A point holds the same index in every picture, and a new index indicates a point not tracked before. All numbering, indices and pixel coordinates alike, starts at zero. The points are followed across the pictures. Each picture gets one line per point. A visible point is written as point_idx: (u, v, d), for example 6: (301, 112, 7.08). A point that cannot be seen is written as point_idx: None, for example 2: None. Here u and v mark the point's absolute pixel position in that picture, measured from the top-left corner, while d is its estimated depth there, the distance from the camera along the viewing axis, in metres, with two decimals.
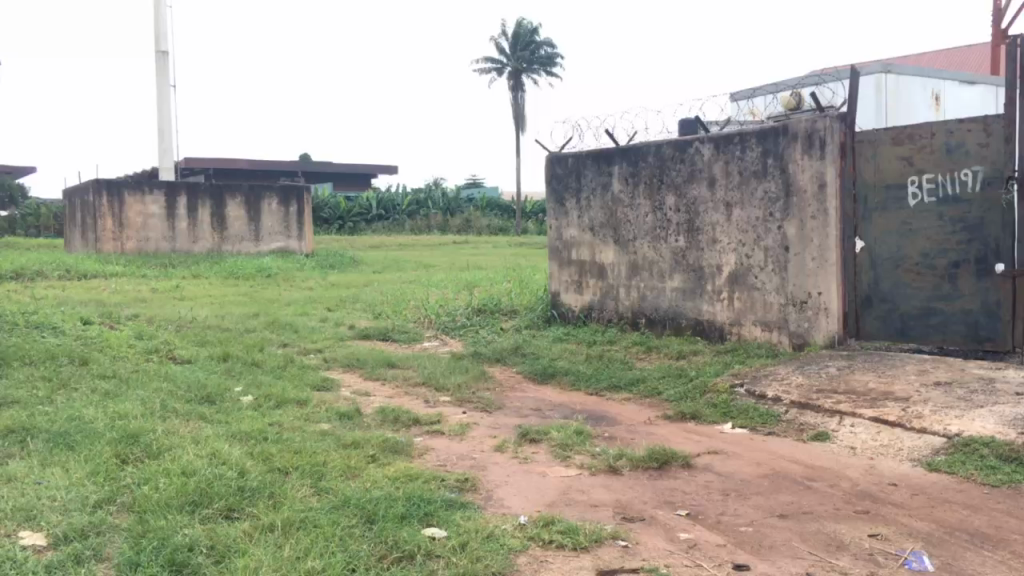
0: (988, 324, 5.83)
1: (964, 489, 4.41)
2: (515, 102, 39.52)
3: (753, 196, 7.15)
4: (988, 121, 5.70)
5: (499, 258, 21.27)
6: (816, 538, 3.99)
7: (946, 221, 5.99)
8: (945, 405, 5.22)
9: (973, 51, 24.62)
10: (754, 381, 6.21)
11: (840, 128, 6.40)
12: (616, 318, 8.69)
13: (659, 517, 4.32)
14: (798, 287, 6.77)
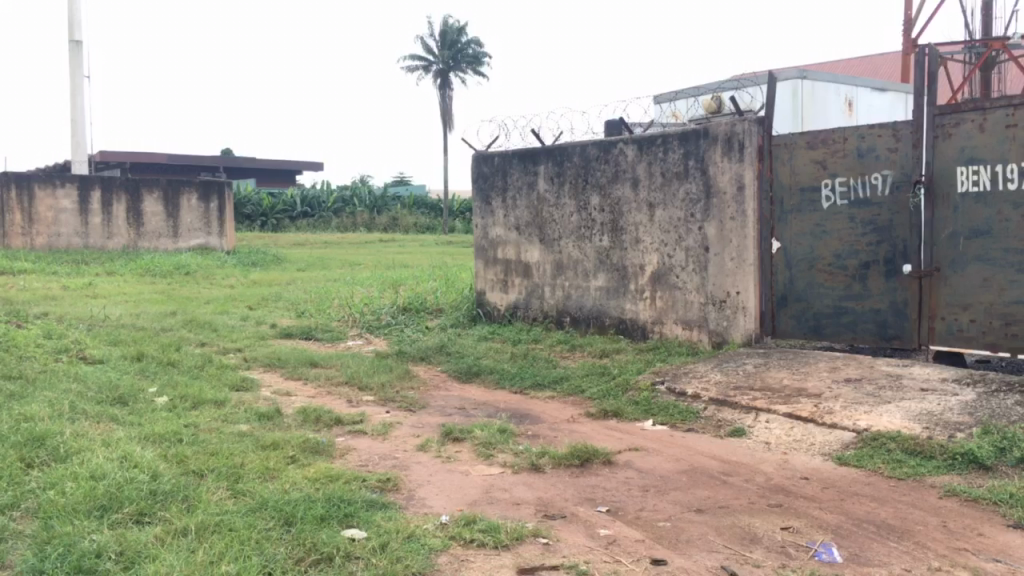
0: (895, 322, 6.01)
1: (871, 482, 4.57)
2: (443, 101, 39.40)
3: (675, 196, 7.28)
4: (897, 127, 5.91)
5: (424, 257, 21.14)
6: (732, 532, 4.08)
7: (857, 223, 6.18)
8: (855, 401, 5.40)
9: (886, 59, 25.46)
10: (674, 378, 6.32)
11: (758, 131, 6.60)
12: (541, 316, 8.73)
13: (580, 514, 4.36)
14: (718, 287, 6.93)
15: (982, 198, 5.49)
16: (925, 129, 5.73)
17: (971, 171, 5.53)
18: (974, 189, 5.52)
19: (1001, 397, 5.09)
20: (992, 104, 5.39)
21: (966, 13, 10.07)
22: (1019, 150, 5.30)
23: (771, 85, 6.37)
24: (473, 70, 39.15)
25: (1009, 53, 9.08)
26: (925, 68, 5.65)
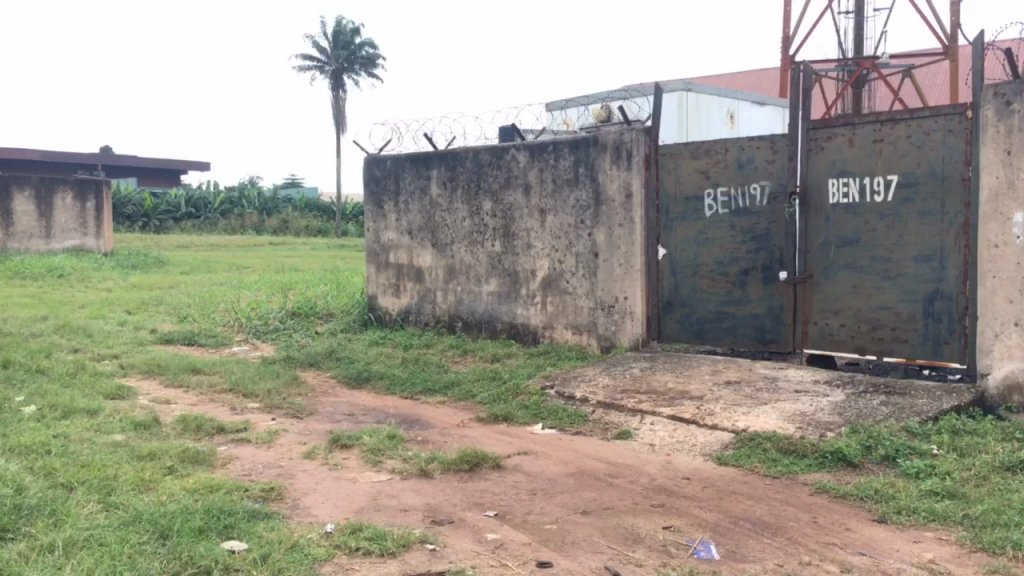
0: (772, 327, 6.26)
1: (748, 480, 4.75)
2: (337, 102, 38.84)
3: (565, 203, 7.40)
4: (775, 140, 6.17)
5: (314, 260, 20.76)
6: (615, 532, 4.16)
7: (737, 231, 6.41)
8: (734, 403, 5.60)
9: (766, 75, 26.59)
10: (564, 382, 6.41)
11: (645, 141, 6.81)
12: (433, 321, 8.71)
13: (468, 519, 4.37)
14: (607, 292, 7.10)
15: (851, 209, 5.79)
16: (800, 143, 6.01)
17: (842, 183, 5.83)
18: (844, 200, 5.82)
19: (868, 398, 5.38)
20: (861, 120, 5.69)
21: (839, 33, 10.61)
22: (884, 164, 5.62)
23: (657, 96, 6.55)
24: (368, 72, 38.76)
25: (877, 71, 9.62)
26: (801, 84, 5.93)
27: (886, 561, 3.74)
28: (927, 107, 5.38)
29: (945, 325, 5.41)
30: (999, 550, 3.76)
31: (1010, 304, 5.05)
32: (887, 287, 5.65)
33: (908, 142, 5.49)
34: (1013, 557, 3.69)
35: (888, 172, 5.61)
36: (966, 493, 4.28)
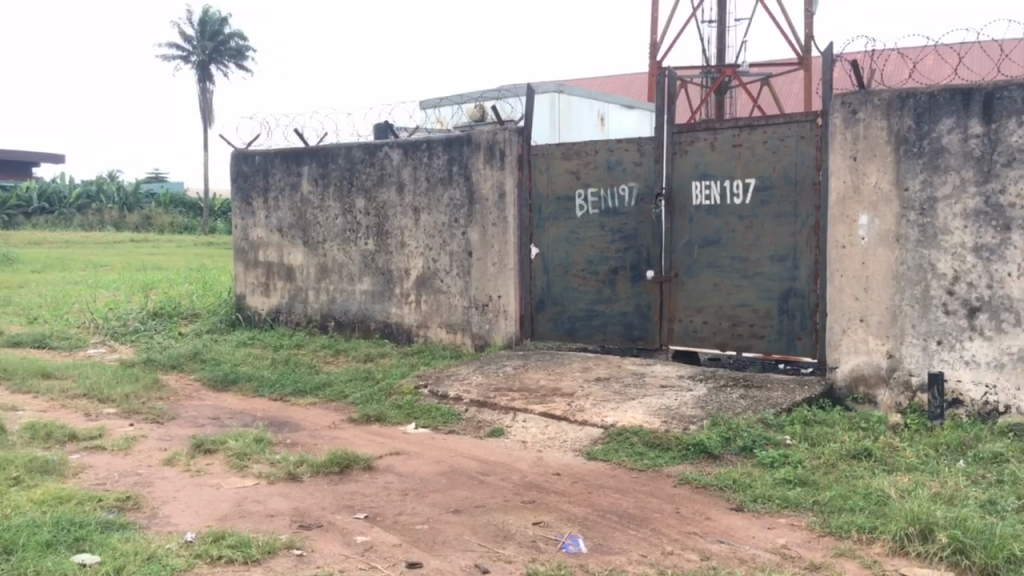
0: (640, 324, 6.45)
1: (616, 474, 4.87)
2: (205, 94, 37.45)
3: (440, 202, 7.40)
4: (642, 143, 6.35)
5: (177, 258, 19.93)
6: (486, 530, 4.18)
7: (607, 231, 6.56)
8: (603, 399, 5.73)
9: (637, 79, 27.33)
10: (437, 381, 6.40)
11: (518, 141, 6.90)
12: (304, 321, 8.53)
13: (337, 522, 4.29)
14: (481, 290, 7.15)
15: (713, 211, 6.02)
16: (665, 145, 6.21)
17: (705, 186, 6.05)
18: (707, 202, 6.05)
19: (728, 392, 5.61)
20: (721, 125, 5.94)
21: (703, 41, 11.02)
22: (744, 167, 5.88)
23: (529, 98, 6.63)
24: (238, 64, 37.57)
25: (738, 80, 10.05)
26: (666, 89, 6.13)
27: (742, 548, 3.92)
28: (782, 114, 5.66)
29: (798, 321, 5.71)
30: (845, 533, 3.99)
31: (856, 301, 5.38)
32: (746, 285, 5.91)
33: (765, 147, 5.77)
34: (858, 540, 3.93)
35: (747, 176, 5.87)
36: (816, 480, 4.53)
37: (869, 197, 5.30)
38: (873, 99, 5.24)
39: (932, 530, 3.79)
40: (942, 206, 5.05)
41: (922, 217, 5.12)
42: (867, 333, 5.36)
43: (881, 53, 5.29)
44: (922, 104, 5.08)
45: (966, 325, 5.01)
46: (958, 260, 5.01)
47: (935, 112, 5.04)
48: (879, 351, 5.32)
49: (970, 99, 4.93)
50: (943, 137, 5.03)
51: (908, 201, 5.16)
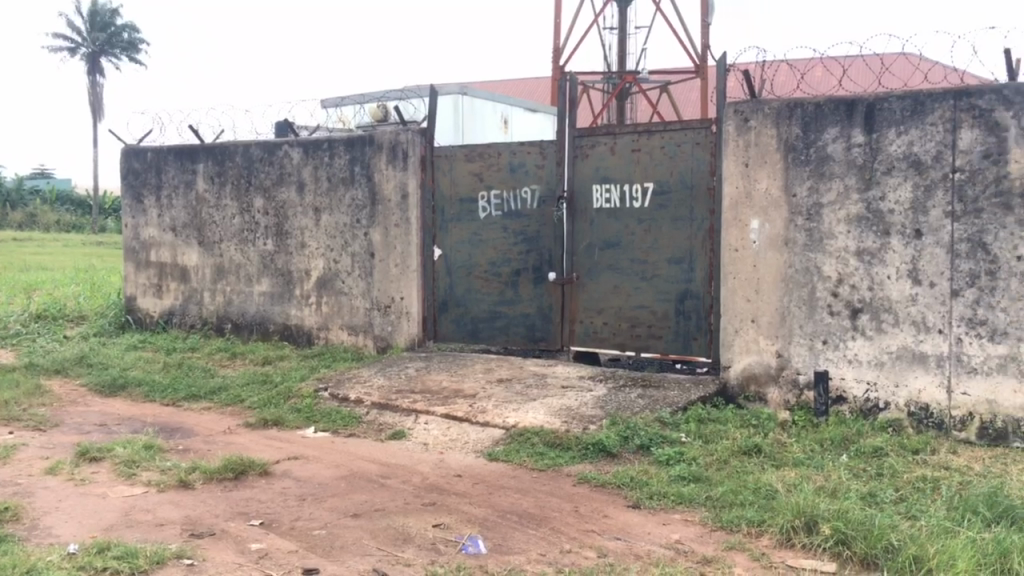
0: (542, 325, 6.51)
1: (517, 474, 4.90)
2: (95, 88, 35.95)
3: (341, 202, 7.31)
4: (544, 146, 6.41)
5: (60, 258, 19.06)
6: (385, 534, 4.14)
7: (510, 233, 6.60)
8: (505, 400, 5.76)
9: (541, 83, 27.61)
10: (338, 384, 6.31)
11: (420, 141, 6.87)
12: (199, 323, 8.28)
13: (230, 529, 4.18)
14: (383, 292, 7.08)
15: (612, 214, 6.14)
16: (567, 149, 6.29)
17: (605, 189, 6.16)
18: (607, 206, 6.15)
19: (627, 391, 5.73)
20: (620, 130, 6.06)
21: (604, 47, 11.21)
22: (642, 172, 6.01)
23: (432, 99, 6.61)
24: (131, 57, 36.20)
25: (637, 86, 10.27)
26: (567, 93, 6.21)
27: (638, 545, 4.00)
28: (678, 121, 5.82)
29: (694, 322, 5.88)
30: (735, 527, 4.12)
31: (748, 303, 5.57)
32: (645, 287, 6.04)
33: (662, 153, 5.92)
34: (747, 533, 4.07)
35: (645, 180, 6.00)
36: (709, 477, 4.66)
37: (759, 202, 5.49)
38: (763, 107, 5.44)
39: (816, 522, 3.95)
40: (827, 212, 5.28)
41: (808, 222, 5.34)
42: (758, 334, 5.56)
43: (771, 64, 5.49)
44: (809, 114, 5.30)
45: (849, 325, 5.25)
46: (842, 263, 5.25)
47: (820, 121, 5.27)
48: (769, 351, 5.52)
49: (853, 110, 5.18)
50: (828, 145, 5.26)
51: (796, 207, 5.38)
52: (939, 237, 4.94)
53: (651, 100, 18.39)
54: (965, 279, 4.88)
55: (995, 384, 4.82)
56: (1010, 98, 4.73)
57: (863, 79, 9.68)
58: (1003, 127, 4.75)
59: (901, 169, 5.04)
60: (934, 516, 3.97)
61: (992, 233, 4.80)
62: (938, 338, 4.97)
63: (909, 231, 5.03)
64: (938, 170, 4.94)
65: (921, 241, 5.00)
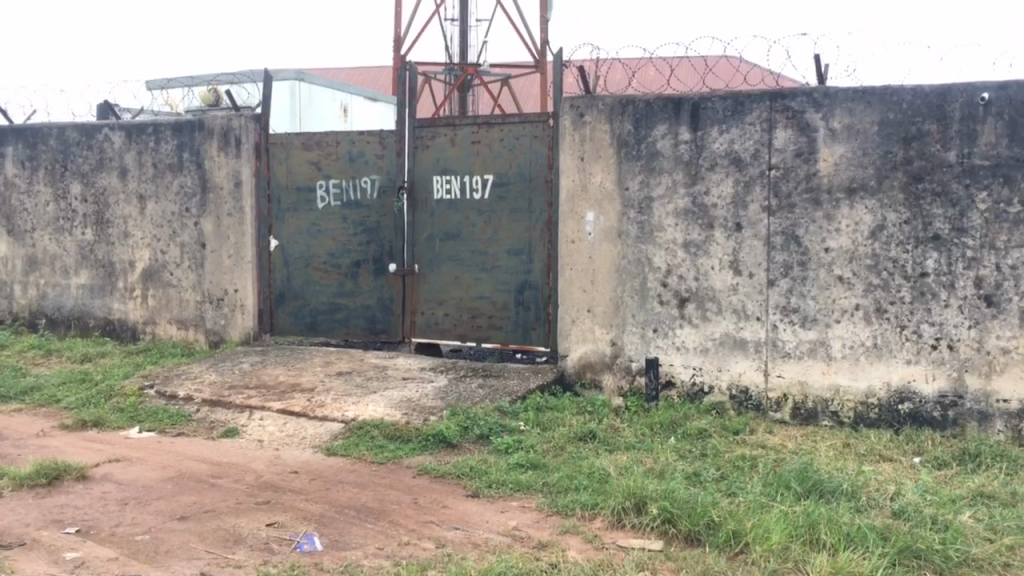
0: (383, 317, 6.45)
1: (355, 468, 4.83)
2: None
3: (168, 189, 6.95)
4: (383, 135, 6.34)
5: None
6: (215, 535, 3.98)
7: (349, 224, 6.49)
8: (344, 393, 5.67)
9: (382, 72, 27.27)
10: (166, 381, 6.01)
11: (254, 128, 6.63)
12: (9, 318, 7.68)
13: (43, 539, 3.89)
14: (215, 285, 6.80)
15: (453, 205, 6.15)
16: (407, 139, 6.24)
17: (445, 180, 6.16)
18: (447, 197, 6.16)
19: (467, 382, 5.77)
20: (460, 122, 6.08)
21: (446, 38, 11.20)
22: (482, 163, 6.06)
23: (266, 84, 6.39)
24: None
25: (479, 78, 10.35)
26: (407, 83, 6.17)
27: (476, 533, 4.03)
28: (517, 113, 5.90)
29: (533, 312, 5.99)
30: (570, 511, 4.23)
31: (584, 293, 5.72)
32: (485, 279, 6.10)
33: (502, 145, 5.99)
34: (581, 516, 4.19)
35: (485, 172, 6.06)
36: (546, 463, 4.77)
37: (594, 195, 5.66)
38: (598, 103, 5.60)
39: (645, 502, 4.12)
40: (657, 205, 5.50)
41: (640, 215, 5.55)
42: (593, 323, 5.72)
43: (604, 61, 5.66)
44: (640, 111, 5.51)
45: (677, 314, 5.50)
46: (670, 255, 5.49)
47: (650, 118, 5.48)
48: (604, 339, 5.70)
49: (680, 107, 5.41)
50: (657, 141, 5.48)
51: (629, 200, 5.57)
52: (758, 230, 5.27)
53: (493, 92, 18.61)
54: (780, 269, 5.23)
55: (807, 366, 5.20)
56: (819, 101, 5.11)
57: (690, 78, 10.16)
58: (813, 128, 5.12)
59: (724, 166, 5.32)
60: (751, 492, 4.23)
61: (803, 226, 5.17)
62: (756, 325, 5.31)
63: (730, 224, 5.33)
64: (756, 167, 5.26)
65: (741, 234, 5.30)
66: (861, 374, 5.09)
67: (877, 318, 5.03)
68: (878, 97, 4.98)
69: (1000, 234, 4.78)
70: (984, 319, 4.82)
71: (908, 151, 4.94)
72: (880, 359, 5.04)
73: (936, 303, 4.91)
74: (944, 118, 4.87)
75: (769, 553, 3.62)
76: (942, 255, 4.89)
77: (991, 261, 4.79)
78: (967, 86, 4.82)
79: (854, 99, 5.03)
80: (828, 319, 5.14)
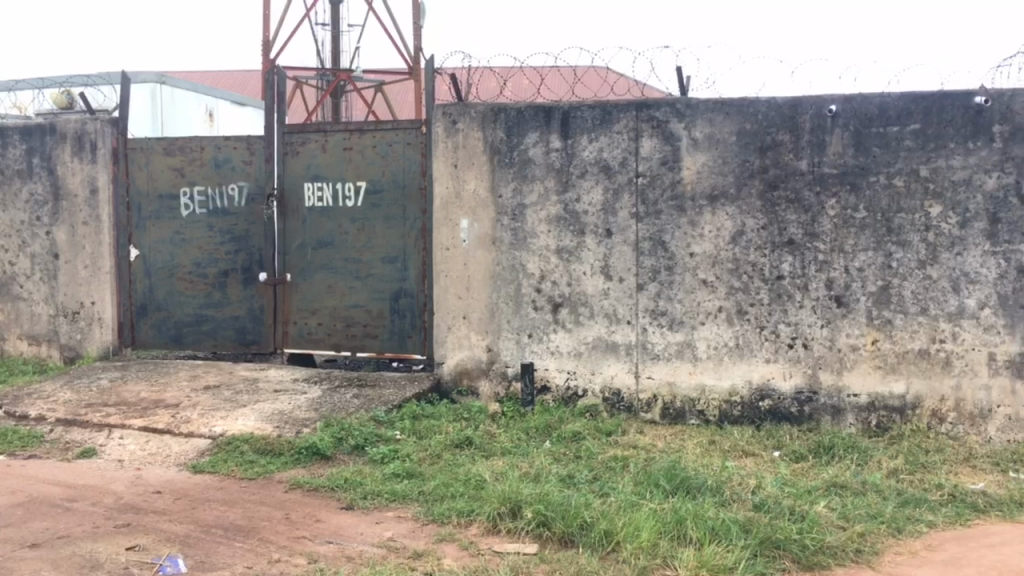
0: (253, 328, 6.27)
1: (223, 485, 4.65)
2: None
3: (17, 197, 6.57)
4: (250, 141, 6.18)
5: None
6: (69, 563, 3.75)
7: (216, 232, 6.29)
8: (212, 408, 5.47)
9: (253, 77, 26.57)
10: (15, 401, 5.64)
11: (111, 132, 6.33)
12: None
13: None
14: (69, 297, 6.45)
15: (325, 213, 6.04)
16: (276, 145, 6.10)
17: (317, 188, 6.05)
18: (319, 204, 6.05)
19: (342, 393, 5.68)
20: (331, 128, 5.99)
21: (317, 43, 11.01)
22: (354, 170, 5.98)
23: (124, 87, 6.12)
24: None
25: (351, 84, 10.23)
26: (276, 87, 6.06)
27: (350, 546, 3.95)
28: (389, 120, 5.87)
29: (408, 320, 5.95)
30: (446, 519, 4.21)
31: (459, 300, 5.72)
32: (359, 287, 6.01)
33: (374, 152, 5.94)
34: (457, 524, 4.18)
35: (358, 179, 5.98)
36: (422, 472, 4.73)
37: (468, 202, 5.67)
38: (470, 111, 5.62)
39: (520, 507, 4.15)
40: (530, 212, 5.57)
41: (513, 222, 5.60)
42: (469, 329, 5.73)
43: (476, 69, 5.68)
44: (512, 119, 5.56)
45: (551, 319, 5.58)
46: (544, 261, 5.56)
47: (522, 126, 5.55)
48: (480, 346, 5.72)
49: (550, 116, 5.51)
50: (529, 149, 5.55)
51: (502, 207, 5.62)
52: (626, 236, 5.41)
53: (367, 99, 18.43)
54: (649, 274, 5.38)
55: (675, 368, 5.38)
56: (681, 111, 5.30)
57: (560, 88, 10.35)
58: (677, 137, 5.31)
59: (593, 173, 5.45)
60: (622, 492, 4.33)
61: (669, 232, 5.34)
62: (627, 328, 5.44)
63: (600, 230, 5.45)
64: (624, 174, 5.40)
65: (611, 240, 5.44)
66: (724, 373, 5.30)
67: (739, 319, 5.25)
68: (735, 108, 5.21)
69: (848, 238, 5.08)
70: (835, 318, 5.11)
71: (764, 160, 5.19)
72: (742, 358, 5.26)
73: (792, 304, 5.17)
74: (796, 129, 5.14)
75: (639, 551, 3.70)
76: (797, 259, 5.15)
77: (841, 264, 5.09)
78: (816, 99, 5.10)
79: (713, 110, 5.24)
80: (693, 321, 5.33)
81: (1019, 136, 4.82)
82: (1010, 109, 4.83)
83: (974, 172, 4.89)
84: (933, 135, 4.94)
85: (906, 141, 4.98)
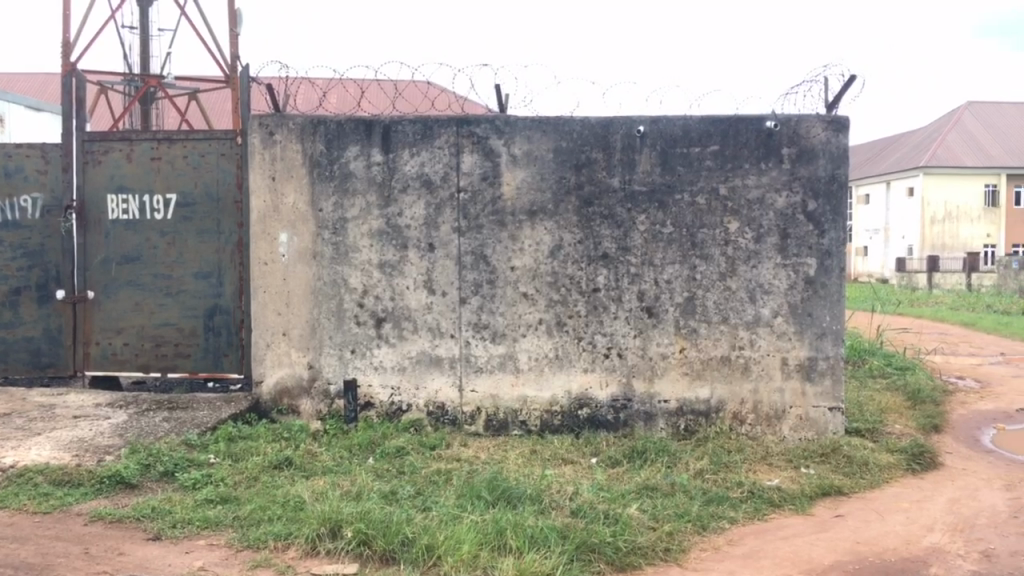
0: (50, 350, 5.82)
1: (13, 522, 4.24)
2: None
3: None
4: (45, 149, 5.79)
5: None
6: None
7: (6, 247, 5.83)
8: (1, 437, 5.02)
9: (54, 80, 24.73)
10: None
11: None
12: None
13: None
14: None
15: (131, 227, 5.72)
16: (74, 154, 5.72)
17: (121, 200, 5.71)
18: (124, 217, 5.72)
19: (150, 417, 5.38)
20: (136, 137, 5.68)
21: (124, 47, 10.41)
22: (163, 182, 5.71)
23: None
24: None
25: (162, 91, 9.74)
26: (74, 91, 5.73)
27: None
28: (201, 130, 5.64)
29: (224, 338, 5.72)
30: (262, 544, 4.06)
31: (279, 316, 5.55)
32: (170, 304, 5.72)
33: (184, 162, 5.70)
34: (274, 548, 4.03)
35: (167, 191, 5.71)
36: (237, 496, 4.55)
37: (287, 216, 5.53)
38: (288, 122, 5.48)
39: (341, 526, 4.07)
40: (351, 226, 5.50)
41: (335, 236, 5.51)
42: (289, 346, 5.57)
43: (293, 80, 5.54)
44: (332, 131, 5.48)
45: (374, 334, 5.53)
46: (366, 275, 5.51)
47: (342, 139, 5.48)
48: (301, 363, 5.57)
49: (371, 130, 5.47)
50: (350, 162, 5.48)
51: (323, 221, 5.52)
52: (449, 250, 5.45)
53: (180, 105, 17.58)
54: (470, 288, 5.45)
55: (497, 380, 5.46)
56: (500, 128, 5.41)
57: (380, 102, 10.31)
58: (496, 154, 5.41)
59: (415, 188, 5.46)
60: (444, 505, 4.33)
61: (490, 246, 5.43)
62: (450, 342, 5.48)
63: (423, 245, 5.47)
64: (445, 189, 5.44)
65: (434, 254, 5.46)
66: (545, 384, 5.43)
67: (557, 331, 5.41)
68: (552, 126, 5.38)
69: (657, 252, 5.35)
70: (646, 328, 5.37)
71: (579, 177, 5.38)
72: (561, 369, 5.42)
73: (607, 315, 5.38)
74: (608, 147, 5.37)
75: (460, 563, 3.72)
76: (611, 272, 5.37)
77: (650, 277, 5.35)
78: (626, 119, 5.35)
79: (531, 127, 5.39)
80: (515, 333, 5.43)
81: (804, 159, 5.26)
82: (796, 132, 5.27)
83: (766, 191, 5.29)
84: (730, 156, 5.31)
85: (706, 161, 5.32)
